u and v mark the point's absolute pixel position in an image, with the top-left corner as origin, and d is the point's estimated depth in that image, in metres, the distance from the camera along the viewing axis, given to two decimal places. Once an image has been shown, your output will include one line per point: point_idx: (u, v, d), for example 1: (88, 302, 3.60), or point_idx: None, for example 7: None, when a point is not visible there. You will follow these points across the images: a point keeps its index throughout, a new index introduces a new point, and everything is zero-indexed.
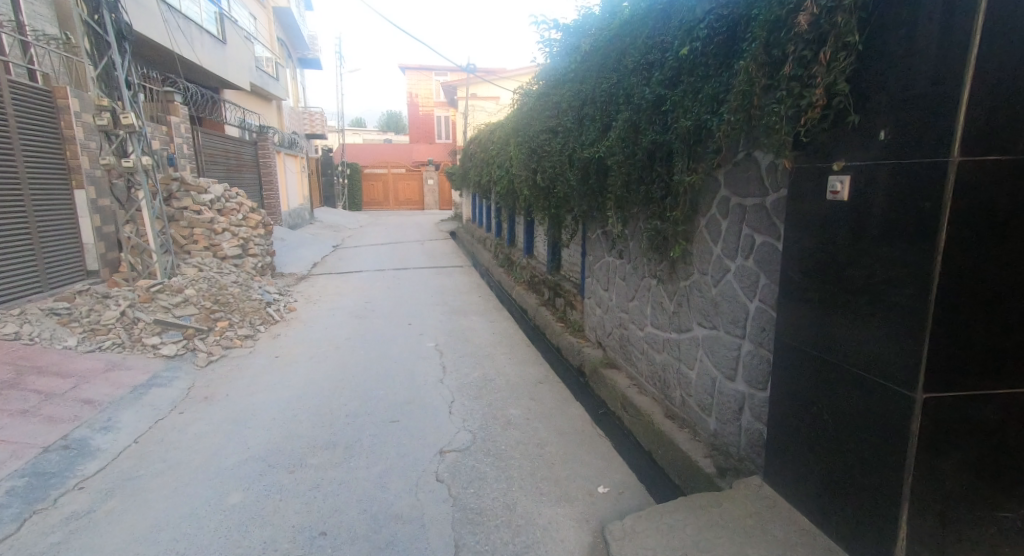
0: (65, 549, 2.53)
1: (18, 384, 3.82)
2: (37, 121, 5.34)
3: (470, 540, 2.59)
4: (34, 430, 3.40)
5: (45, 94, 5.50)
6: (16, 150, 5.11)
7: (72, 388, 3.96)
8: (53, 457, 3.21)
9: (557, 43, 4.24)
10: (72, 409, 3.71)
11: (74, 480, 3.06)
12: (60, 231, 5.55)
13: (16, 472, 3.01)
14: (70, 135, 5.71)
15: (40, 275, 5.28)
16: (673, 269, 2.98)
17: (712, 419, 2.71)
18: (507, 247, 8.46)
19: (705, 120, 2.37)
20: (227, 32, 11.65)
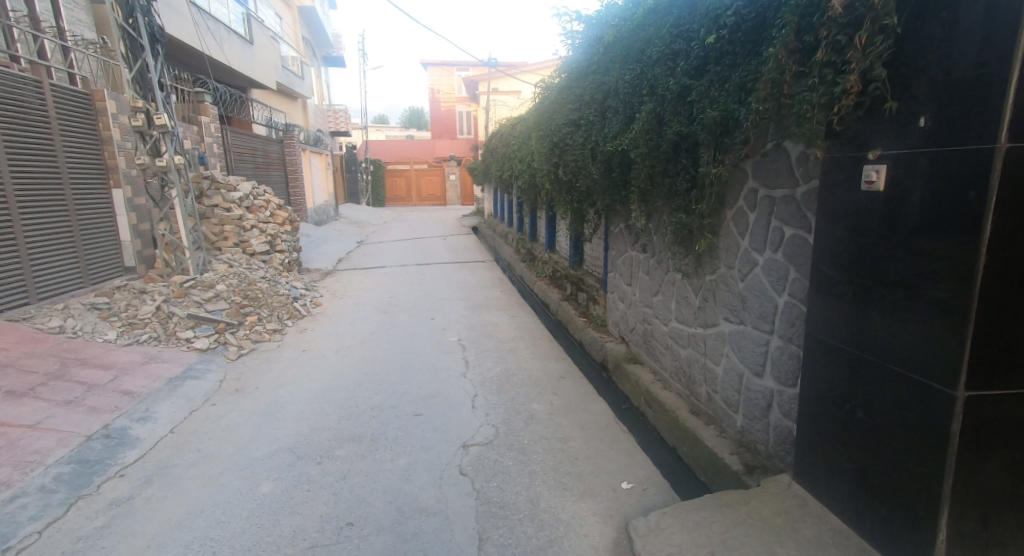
0: (108, 534, 2.62)
1: (63, 375, 3.95)
2: (75, 123, 5.52)
3: (493, 533, 2.60)
4: (78, 419, 3.51)
5: (84, 97, 5.68)
6: (58, 151, 5.28)
7: (112, 380, 4.08)
8: (96, 445, 3.31)
9: (579, 35, 4.20)
10: (112, 400, 3.83)
11: (115, 467, 3.16)
12: (100, 229, 5.73)
13: (62, 459, 3.12)
14: (107, 136, 5.89)
15: (82, 271, 5.45)
16: (699, 263, 2.92)
17: (739, 415, 2.66)
18: (529, 242, 8.44)
19: (733, 110, 2.31)
20: (254, 33, 11.84)
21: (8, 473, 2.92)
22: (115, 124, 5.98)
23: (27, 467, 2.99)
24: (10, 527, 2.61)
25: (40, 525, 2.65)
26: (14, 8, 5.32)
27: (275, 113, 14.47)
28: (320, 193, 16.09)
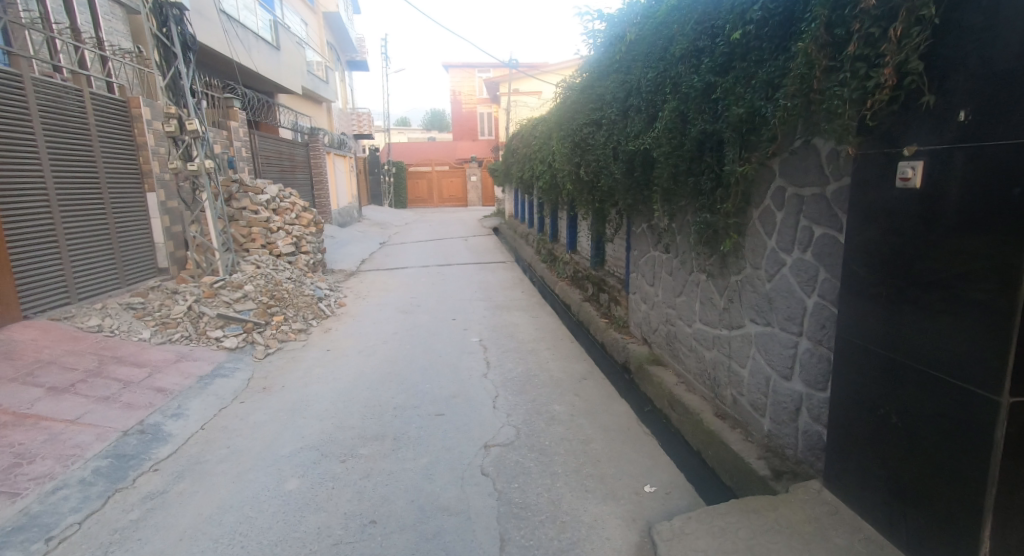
0: (143, 526, 2.68)
1: (101, 372, 4.07)
2: (112, 128, 5.68)
3: (515, 534, 2.59)
4: (115, 415, 3.60)
5: (120, 104, 5.84)
6: (97, 155, 5.44)
7: (146, 377, 4.18)
8: (132, 440, 3.40)
9: (601, 34, 4.18)
10: (146, 396, 3.92)
11: (150, 462, 3.24)
12: (135, 231, 5.88)
13: (100, 453, 3.21)
14: (142, 141, 6.05)
15: (119, 272, 5.59)
16: (724, 263, 2.87)
17: (766, 419, 2.60)
18: (550, 242, 8.41)
19: (760, 107, 2.26)
20: (280, 38, 12.05)
21: (50, 465, 3.01)
22: (150, 130, 6.13)
23: (68, 460, 3.08)
24: (52, 517, 2.69)
25: (80, 516, 2.73)
26: (56, 20, 5.51)
27: (301, 117, 14.72)
28: (343, 195, 16.31)
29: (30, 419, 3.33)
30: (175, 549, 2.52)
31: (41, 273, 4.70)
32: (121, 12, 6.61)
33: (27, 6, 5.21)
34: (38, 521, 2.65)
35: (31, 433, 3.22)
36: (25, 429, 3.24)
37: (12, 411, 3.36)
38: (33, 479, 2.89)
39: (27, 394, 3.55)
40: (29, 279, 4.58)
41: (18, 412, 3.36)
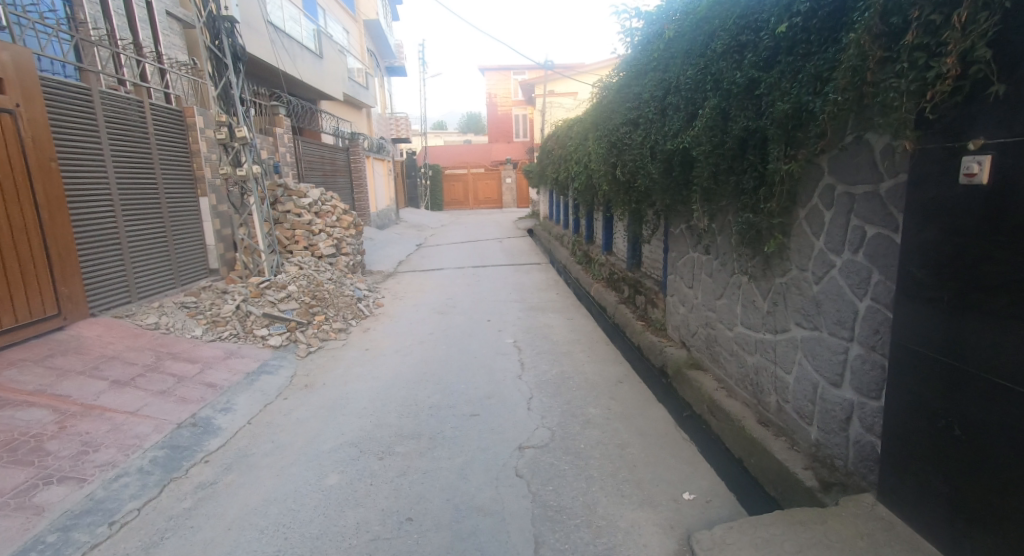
0: (195, 515, 2.78)
1: (158, 367, 4.24)
2: (169, 137, 5.92)
3: (550, 537, 2.55)
4: (171, 408, 3.74)
5: (177, 115, 6.09)
6: (156, 162, 5.67)
7: (198, 372, 4.34)
8: (185, 432, 3.52)
9: (638, 32, 4.11)
10: (199, 391, 4.06)
11: (201, 454, 3.36)
12: (189, 234, 6.10)
13: (156, 443, 3.34)
14: (196, 149, 6.27)
15: (174, 272, 5.82)
16: (767, 265, 2.77)
17: (814, 428, 2.49)
18: (585, 244, 8.34)
19: (807, 102, 2.17)
20: (324, 47, 12.37)
21: (113, 454, 3.15)
22: (203, 138, 6.35)
23: (129, 449, 3.22)
24: (114, 503, 2.81)
25: (139, 503, 2.85)
26: (121, 37, 5.97)
27: (342, 122, 15.06)
28: (382, 198, 16.60)
29: (95, 410, 3.50)
30: (224, 538, 2.60)
31: (106, 273, 4.92)
32: (177, 26, 6.92)
33: (96, 25, 5.67)
34: (102, 506, 2.77)
35: (95, 423, 3.37)
36: (90, 419, 3.39)
37: (80, 402, 3.53)
38: (98, 466, 3.02)
39: (93, 387, 3.72)
40: (95, 278, 4.80)
41: (85, 403, 3.53)
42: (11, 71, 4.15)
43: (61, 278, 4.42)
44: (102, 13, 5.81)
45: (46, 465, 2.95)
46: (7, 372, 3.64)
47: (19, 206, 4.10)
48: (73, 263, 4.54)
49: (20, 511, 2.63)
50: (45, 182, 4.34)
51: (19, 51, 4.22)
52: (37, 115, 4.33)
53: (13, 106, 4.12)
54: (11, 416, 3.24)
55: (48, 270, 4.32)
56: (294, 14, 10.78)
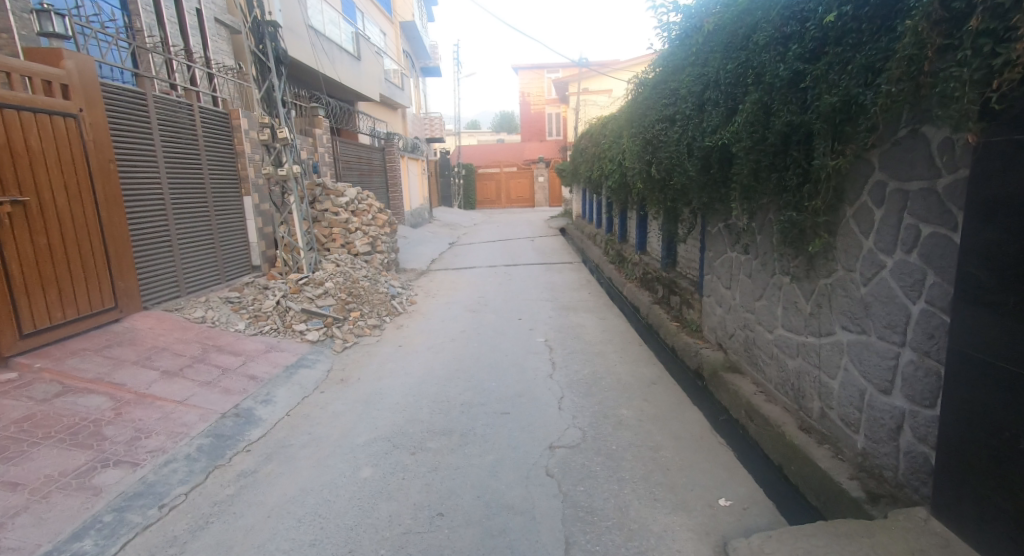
0: (237, 501, 2.86)
1: (204, 358, 4.38)
2: (216, 138, 6.09)
3: (580, 538, 2.52)
4: (216, 398, 3.85)
5: (223, 117, 6.25)
6: (204, 162, 5.84)
7: (241, 364, 4.46)
8: (229, 422, 3.62)
9: (676, 26, 4.01)
10: (241, 383, 4.17)
11: (243, 443, 3.45)
12: (233, 232, 6.26)
13: (202, 432, 3.44)
14: (241, 149, 6.44)
15: (220, 268, 6.00)
16: (812, 265, 2.66)
17: (861, 436, 2.38)
18: (618, 243, 8.23)
19: (856, 95, 2.07)
20: (361, 49, 12.58)
21: (162, 441, 3.26)
22: (247, 139, 6.51)
23: (177, 437, 3.33)
24: (164, 487, 2.91)
25: (186, 488, 2.95)
26: (174, 43, 6.21)
27: (379, 123, 15.28)
28: (416, 196, 16.79)
29: (147, 398, 3.63)
30: (263, 525, 2.65)
31: (156, 268, 5.10)
32: (225, 32, 7.16)
33: (151, 33, 5.95)
34: (153, 489, 2.87)
35: (147, 411, 3.50)
36: (143, 407, 3.53)
37: (133, 391, 3.67)
38: (150, 451, 3.14)
39: (145, 376, 3.87)
40: (147, 273, 4.98)
41: (138, 392, 3.67)
42: (75, 78, 4.35)
43: (119, 272, 4.58)
44: (157, 21, 6.08)
45: (103, 449, 3.07)
46: (69, 360, 3.81)
47: (81, 204, 4.27)
48: (128, 258, 4.71)
49: (80, 491, 2.74)
50: (105, 182, 4.51)
51: (82, 59, 4.41)
52: (99, 119, 4.52)
53: (76, 110, 4.31)
54: (73, 402, 3.40)
55: (107, 264, 4.48)
56: (334, 17, 10.99)
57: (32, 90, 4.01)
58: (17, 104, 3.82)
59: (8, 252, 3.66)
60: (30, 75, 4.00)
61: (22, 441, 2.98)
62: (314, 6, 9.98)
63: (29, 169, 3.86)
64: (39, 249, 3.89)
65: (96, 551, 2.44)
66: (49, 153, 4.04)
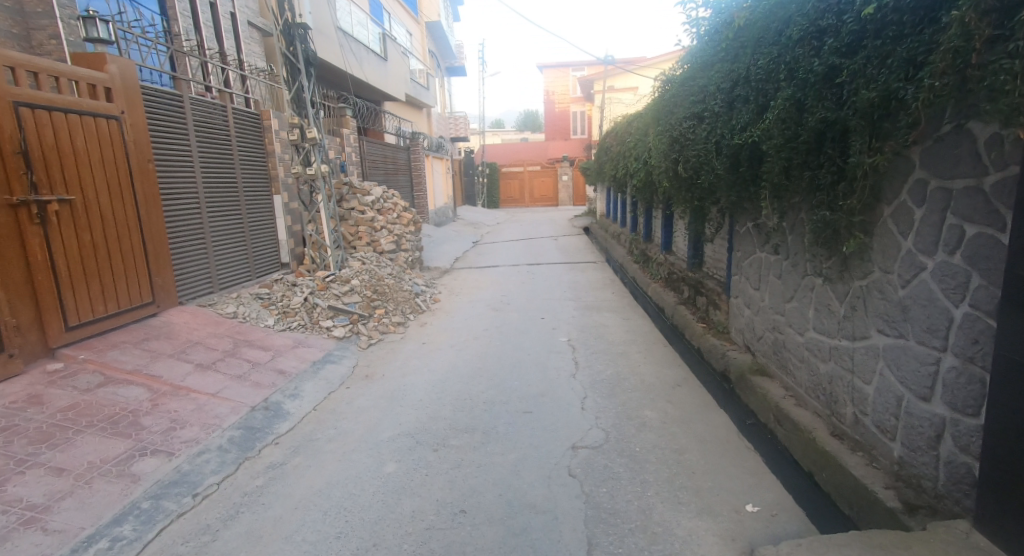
0: (266, 493, 2.90)
1: (235, 352, 4.47)
2: (248, 138, 6.21)
3: (603, 540, 2.49)
4: (246, 392, 3.93)
5: (255, 117, 6.36)
6: (236, 161, 5.96)
7: (270, 359, 4.54)
8: (259, 415, 3.69)
9: (705, 21, 3.93)
10: (271, 377, 4.24)
11: (272, 436, 3.51)
12: (264, 230, 6.38)
13: (233, 424, 3.50)
14: (271, 149, 6.55)
15: (251, 265, 6.11)
16: (846, 266, 2.57)
17: (897, 443, 2.29)
18: (642, 243, 8.14)
19: (896, 90, 2.00)
20: (388, 50, 12.70)
21: (196, 431, 3.33)
22: (278, 139, 6.61)
23: (210, 428, 3.40)
24: (197, 476, 2.98)
25: (218, 478, 3.01)
26: (209, 46, 6.37)
27: (404, 122, 15.41)
28: (440, 195, 16.90)
29: (182, 390, 3.72)
30: (291, 516, 2.69)
31: (191, 265, 5.21)
32: (257, 36, 7.31)
33: (188, 37, 6.11)
34: (187, 478, 2.94)
35: (182, 403, 3.58)
36: (178, 399, 3.61)
37: (169, 382, 3.76)
38: (184, 441, 3.21)
39: (180, 369, 3.96)
40: (182, 270, 5.10)
41: (174, 384, 3.76)
42: (118, 82, 4.48)
43: (156, 268, 4.70)
44: (193, 25, 6.24)
45: (141, 438, 3.15)
46: (110, 352, 3.93)
47: (122, 203, 4.39)
48: (165, 255, 4.83)
49: (120, 478, 2.82)
50: (144, 181, 4.63)
51: (125, 63, 4.54)
52: (139, 121, 4.65)
53: (118, 112, 4.44)
54: (113, 392, 3.50)
55: (145, 261, 4.60)
56: (362, 19, 11.12)
57: (77, 93, 4.15)
58: (64, 107, 3.96)
59: (55, 249, 3.79)
60: (75, 79, 4.14)
61: (66, 429, 3.07)
62: (342, 7, 10.10)
63: (74, 170, 3.99)
64: (83, 246, 4.01)
65: (134, 536, 2.51)
66: (94, 155, 4.17)
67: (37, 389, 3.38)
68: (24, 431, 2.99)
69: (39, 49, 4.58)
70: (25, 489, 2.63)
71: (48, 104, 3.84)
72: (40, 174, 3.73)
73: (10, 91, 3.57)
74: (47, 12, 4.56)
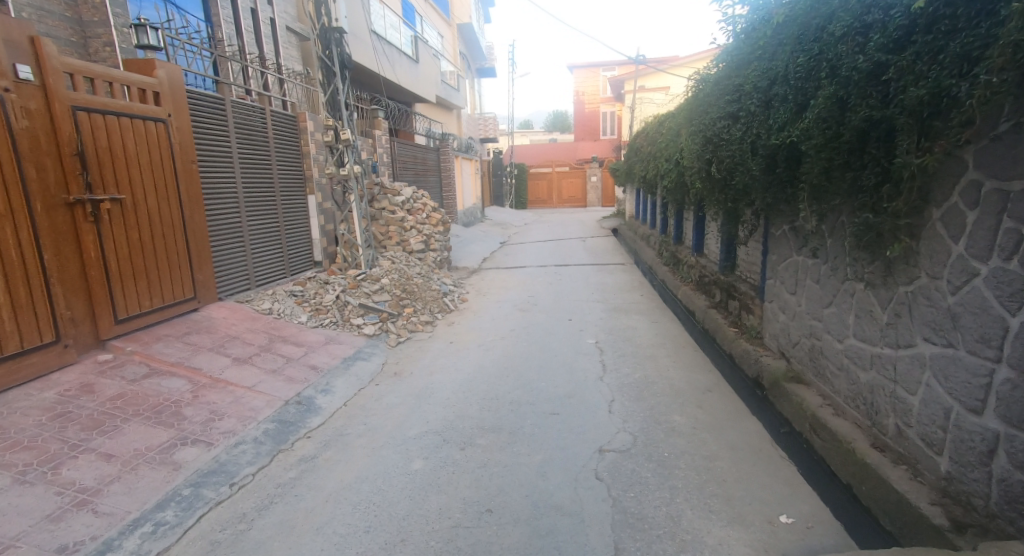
0: (299, 485, 2.95)
1: (270, 348, 4.56)
2: (285, 139, 6.34)
3: (630, 545, 2.45)
4: (280, 386, 4.00)
5: (291, 119, 6.49)
6: (273, 161, 6.08)
7: (303, 354, 4.62)
8: (292, 409, 3.76)
9: (742, 19, 3.83)
10: (303, 372, 4.32)
11: (304, 430, 3.57)
12: (298, 229, 6.49)
13: (267, 417, 3.57)
14: (306, 150, 6.67)
15: (285, 264, 6.22)
16: (890, 271, 2.47)
17: (944, 458, 2.19)
18: (672, 245, 8.01)
19: (949, 86, 1.91)
20: (419, 52, 12.81)
21: (233, 423, 3.41)
22: (313, 141, 6.72)
23: (246, 420, 3.47)
24: (234, 466, 3.05)
25: (254, 468, 3.08)
26: (250, 51, 6.53)
27: (434, 124, 15.53)
28: (469, 196, 16.97)
29: (220, 383, 3.81)
30: (322, 509, 2.73)
31: (229, 262, 5.34)
32: (295, 40, 7.47)
33: (231, 42, 6.28)
34: (225, 468, 3.01)
35: (221, 395, 3.67)
36: (217, 391, 3.70)
37: (209, 375, 3.86)
38: (222, 432, 3.28)
39: (219, 362, 4.07)
40: (222, 267, 5.23)
41: (213, 376, 3.86)
42: (166, 86, 4.63)
43: (198, 265, 4.83)
44: (236, 31, 6.41)
45: (182, 428, 3.24)
46: (155, 345, 4.06)
47: (167, 202, 4.53)
48: (206, 253, 4.96)
49: (163, 465, 2.90)
50: (188, 182, 4.77)
51: (173, 68, 4.69)
52: (184, 124, 4.79)
53: (166, 116, 4.58)
54: (156, 384, 3.61)
55: (188, 258, 4.74)
56: (395, 22, 11.25)
57: (129, 97, 4.30)
58: (117, 111, 4.10)
59: (107, 246, 3.93)
60: (128, 84, 4.29)
61: (115, 417, 3.18)
62: (375, 11, 10.21)
63: (125, 170, 4.13)
64: (132, 243, 4.15)
65: (175, 522, 2.58)
66: (142, 156, 4.31)
67: (89, 378, 3.51)
68: (76, 417, 3.11)
69: (95, 57, 4.77)
70: (77, 472, 2.72)
71: (103, 107, 3.99)
72: (95, 174, 3.87)
73: (68, 96, 3.72)
74: (103, 21, 4.74)
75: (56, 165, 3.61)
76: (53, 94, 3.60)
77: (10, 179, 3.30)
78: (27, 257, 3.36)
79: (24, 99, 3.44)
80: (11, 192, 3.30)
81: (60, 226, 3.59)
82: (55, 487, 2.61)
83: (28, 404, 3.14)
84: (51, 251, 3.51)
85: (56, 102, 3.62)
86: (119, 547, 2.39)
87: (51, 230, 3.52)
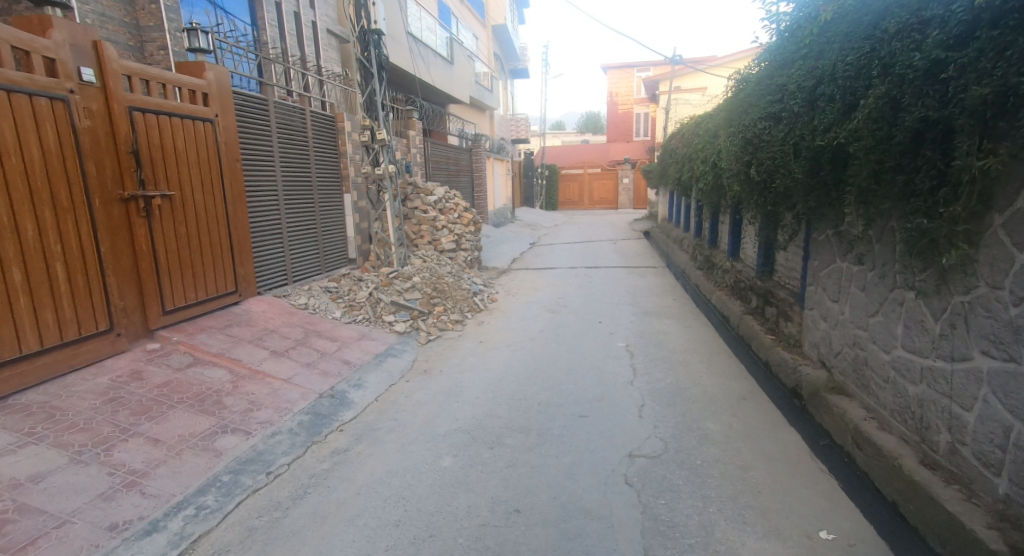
0: (331, 476, 2.99)
1: (305, 341, 4.64)
2: (323, 138, 6.45)
3: (661, 552, 2.39)
4: (315, 379, 4.06)
5: (330, 120, 6.60)
6: (311, 159, 6.19)
7: (337, 349, 4.68)
8: (325, 402, 3.81)
9: (787, 18, 3.71)
10: (337, 366, 4.38)
11: (337, 423, 3.62)
12: (334, 226, 6.59)
13: (302, 409, 3.63)
14: (344, 150, 6.77)
15: (320, 260, 6.32)
16: (944, 279, 2.35)
17: (1003, 479, 2.06)
18: (706, 248, 7.84)
19: (1016, 85, 1.81)
20: (454, 53, 12.86)
21: (270, 414, 3.47)
22: (349, 140, 6.82)
23: (282, 411, 3.53)
24: (271, 456, 3.11)
25: (289, 459, 3.13)
26: (292, 53, 6.68)
27: (466, 124, 15.62)
28: (500, 196, 16.98)
29: (258, 374, 3.90)
30: (355, 501, 2.75)
31: (268, 257, 5.45)
32: (335, 42, 7.60)
33: (275, 45, 6.43)
34: (262, 457, 3.07)
35: (258, 386, 3.75)
36: (256, 382, 3.79)
37: (247, 366, 3.96)
38: (260, 422, 3.35)
39: (257, 354, 4.16)
40: (261, 263, 5.35)
41: (252, 368, 3.96)
42: (214, 87, 4.76)
43: (239, 260, 4.96)
44: (280, 34, 6.55)
45: (223, 416, 3.32)
46: (198, 335, 4.17)
47: (213, 199, 4.66)
48: (247, 249, 5.08)
49: (204, 452, 2.97)
50: (232, 179, 4.89)
51: (220, 70, 4.82)
52: (230, 124, 4.92)
53: (213, 116, 4.72)
54: (198, 373, 3.71)
55: (230, 253, 4.86)
56: (431, 23, 11.33)
57: (180, 98, 4.44)
58: (169, 111, 4.24)
59: (157, 240, 4.06)
60: (179, 85, 4.42)
61: (162, 404, 3.28)
62: (412, 12, 10.30)
63: (175, 168, 4.27)
64: (179, 237, 4.28)
65: (216, 507, 2.65)
66: (191, 154, 4.45)
67: (138, 365, 3.63)
68: (126, 403, 3.22)
69: (150, 60, 4.94)
70: (127, 455, 2.82)
71: (156, 108, 4.13)
72: (148, 171, 4.00)
73: (126, 97, 3.87)
74: (158, 26, 4.91)
75: (113, 163, 3.75)
76: (113, 95, 3.75)
77: (73, 176, 3.44)
78: (86, 250, 3.50)
79: (86, 100, 3.58)
80: (74, 188, 3.43)
81: (116, 221, 3.73)
82: (106, 468, 2.70)
83: (84, 388, 3.27)
84: (108, 245, 3.65)
85: (115, 102, 3.76)
86: (164, 529, 2.45)
87: (108, 225, 3.66)
